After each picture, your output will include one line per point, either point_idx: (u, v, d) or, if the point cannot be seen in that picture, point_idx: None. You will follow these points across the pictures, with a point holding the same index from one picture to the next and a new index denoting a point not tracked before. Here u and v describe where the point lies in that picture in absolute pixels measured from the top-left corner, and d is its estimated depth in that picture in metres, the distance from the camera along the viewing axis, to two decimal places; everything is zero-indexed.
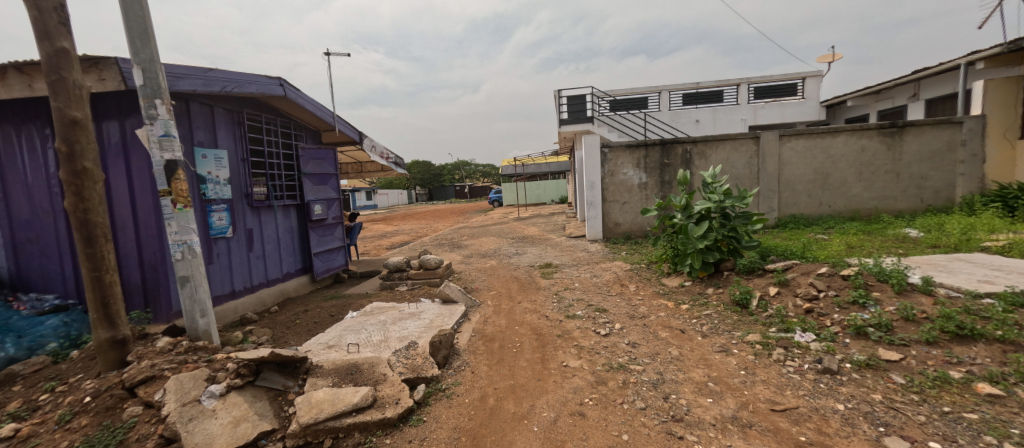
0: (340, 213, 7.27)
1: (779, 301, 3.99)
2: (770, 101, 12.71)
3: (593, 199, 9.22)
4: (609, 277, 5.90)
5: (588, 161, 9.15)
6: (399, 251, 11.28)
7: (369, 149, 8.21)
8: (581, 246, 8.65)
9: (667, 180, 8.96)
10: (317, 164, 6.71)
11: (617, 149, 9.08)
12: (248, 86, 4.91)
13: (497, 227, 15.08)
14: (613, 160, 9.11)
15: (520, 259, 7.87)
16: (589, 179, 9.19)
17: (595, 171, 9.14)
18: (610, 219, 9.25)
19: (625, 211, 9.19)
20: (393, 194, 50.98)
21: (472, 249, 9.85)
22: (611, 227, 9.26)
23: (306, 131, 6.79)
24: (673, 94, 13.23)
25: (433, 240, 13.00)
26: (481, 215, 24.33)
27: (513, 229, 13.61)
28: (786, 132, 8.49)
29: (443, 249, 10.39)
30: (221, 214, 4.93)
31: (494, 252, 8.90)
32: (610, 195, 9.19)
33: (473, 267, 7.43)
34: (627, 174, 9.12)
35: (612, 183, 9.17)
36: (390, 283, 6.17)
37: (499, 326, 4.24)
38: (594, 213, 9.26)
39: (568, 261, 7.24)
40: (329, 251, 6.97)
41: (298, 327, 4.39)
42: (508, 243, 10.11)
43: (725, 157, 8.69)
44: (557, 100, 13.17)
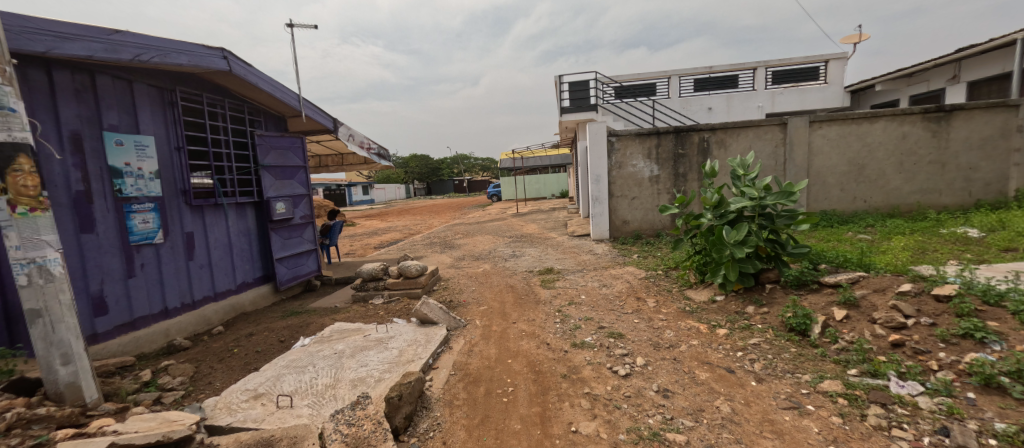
0: (310, 212, 6.32)
1: (850, 328, 3.07)
2: (789, 87, 11.69)
3: (599, 193, 8.27)
4: (621, 288, 4.95)
5: (593, 151, 8.20)
6: (387, 251, 10.34)
7: (346, 139, 7.25)
8: (586, 247, 7.69)
9: (681, 172, 8.01)
10: (280, 154, 5.77)
11: (625, 138, 8.12)
12: (175, 55, 3.94)
13: (494, 223, 14.13)
14: (620, 150, 8.16)
15: (517, 262, 6.93)
16: (593, 171, 8.24)
17: (600, 162, 8.19)
18: (618, 217, 8.31)
19: (634, 207, 8.25)
20: (389, 189, 49.92)
21: (465, 249, 8.91)
22: (618, 225, 8.33)
23: (267, 116, 5.83)
24: (684, 80, 12.24)
25: (424, 239, 12.06)
26: (479, 210, 23.42)
27: (511, 226, 12.66)
28: (817, 118, 7.53)
29: (434, 250, 9.44)
30: (145, 216, 4.00)
31: (489, 254, 7.96)
32: (617, 189, 8.25)
33: (463, 273, 6.50)
34: (637, 166, 8.16)
35: (620, 176, 8.22)
36: (364, 295, 5.24)
37: (487, 359, 3.32)
38: (600, 210, 8.32)
39: (572, 266, 6.30)
40: (297, 255, 6.04)
41: (233, 359, 3.47)
42: (504, 243, 9.18)
43: (748, 146, 7.73)
44: (558, 86, 12.19)
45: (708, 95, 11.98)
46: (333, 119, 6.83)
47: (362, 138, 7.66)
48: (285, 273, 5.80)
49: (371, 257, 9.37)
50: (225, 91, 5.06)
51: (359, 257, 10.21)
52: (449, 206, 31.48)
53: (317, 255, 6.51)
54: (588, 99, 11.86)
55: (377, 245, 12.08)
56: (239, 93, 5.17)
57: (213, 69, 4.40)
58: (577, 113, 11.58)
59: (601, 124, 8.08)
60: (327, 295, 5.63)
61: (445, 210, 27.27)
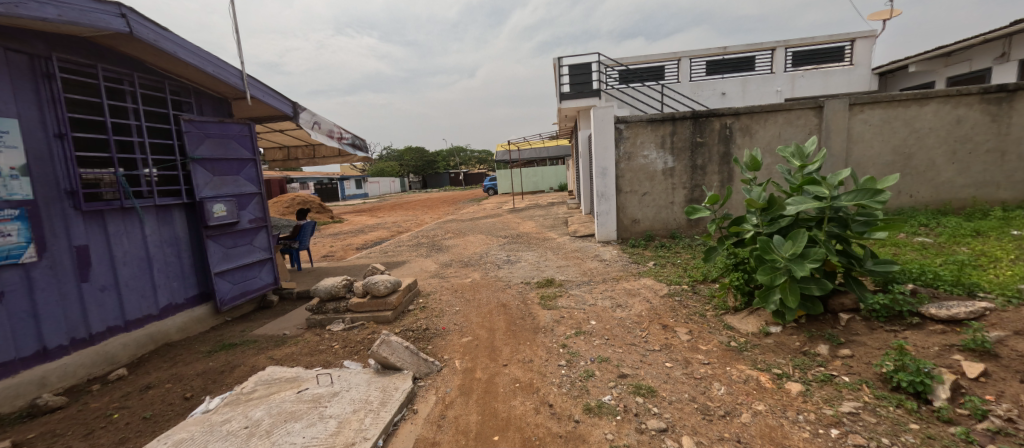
0: (262, 214, 5.27)
1: (998, 394, 2.09)
2: (811, 69, 10.63)
3: (605, 188, 7.25)
4: (640, 311, 3.94)
5: (598, 140, 7.17)
6: (368, 254, 9.28)
7: (309, 127, 6.15)
8: (591, 251, 6.66)
9: (700, 164, 6.99)
10: (218, 143, 4.70)
11: (635, 124, 7.08)
12: (35, 6, 2.88)
13: (489, 220, 13.08)
14: (630, 139, 7.12)
15: (512, 271, 5.90)
16: (599, 163, 7.22)
17: (607, 152, 7.16)
18: (626, 215, 7.29)
19: (645, 204, 7.23)
20: (383, 182, 48.71)
21: (454, 253, 7.87)
22: (627, 225, 7.32)
23: (203, 96, 4.74)
24: (695, 62, 11.17)
25: (412, 239, 11.00)
26: (474, 205, 22.36)
27: (507, 223, 11.61)
28: (858, 100, 6.50)
29: (420, 253, 8.38)
30: (3, 227, 2.96)
31: (480, 260, 6.93)
32: (627, 183, 7.22)
33: (448, 285, 5.48)
34: (649, 157, 7.12)
35: (629, 168, 7.19)
36: (320, 319, 4.20)
37: (463, 435, 2.32)
38: (605, 207, 7.31)
39: (577, 277, 5.28)
40: (244, 267, 4.99)
41: (104, 433, 2.44)
42: (498, 245, 8.16)
43: (777, 133, 6.72)
44: (557, 70, 11.11)
45: (722, 78, 10.92)
46: (291, 102, 5.73)
47: (331, 126, 6.56)
48: (228, 290, 4.75)
49: (348, 262, 8.30)
50: (135, 62, 3.99)
51: (337, 260, 9.14)
52: (444, 200, 30.38)
53: (273, 265, 5.46)
54: (590, 84, 10.79)
55: (360, 245, 11.00)
56: (156, 65, 4.10)
57: (105, 29, 3.34)
58: (578, 99, 10.51)
59: (609, 108, 7.04)
60: (277, 319, 4.59)
61: (440, 205, 26.19)
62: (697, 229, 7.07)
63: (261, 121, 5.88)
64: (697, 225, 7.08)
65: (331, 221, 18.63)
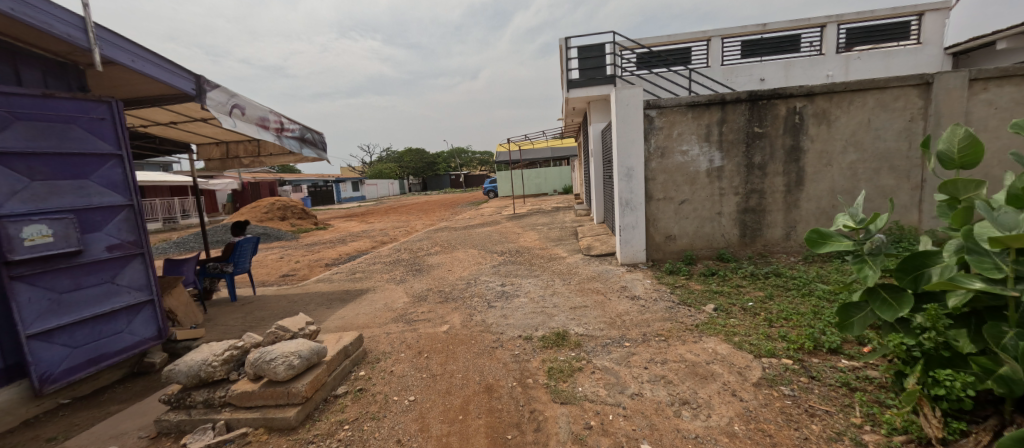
0: (137, 236, 3.60)
1: None
2: (868, 49, 8.89)
3: (631, 195, 5.48)
4: (729, 423, 2.17)
5: (623, 132, 5.40)
6: (332, 274, 7.52)
7: (226, 112, 4.40)
8: (614, 281, 4.90)
9: (759, 162, 5.25)
10: (44, 129, 3.04)
11: (671, 111, 5.33)
12: None
13: (485, 229, 11.32)
14: (664, 130, 5.38)
15: (506, 315, 4.15)
16: (623, 162, 5.45)
17: (635, 147, 5.40)
18: (659, 229, 5.54)
19: (682, 215, 5.49)
20: (381, 184, 47.15)
21: (434, 278, 6.11)
22: (660, 243, 5.57)
23: (19, 55, 3.07)
24: (727, 43, 9.46)
25: (392, 253, 9.25)
26: (472, 209, 20.65)
27: (506, 234, 9.86)
28: (983, 73, 4.72)
29: (392, 276, 6.63)
30: None
31: (465, 291, 5.17)
32: (659, 188, 5.48)
33: (411, 341, 3.73)
34: (689, 153, 5.37)
35: (663, 168, 5.44)
36: (176, 423, 2.48)
37: None
38: (632, 218, 5.53)
39: (602, 331, 3.52)
40: (101, 319, 3.31)
41: None
42: (492, 266, 6.40)
43: (864, 120, 5.03)
44: (565, 52, 9.41)
45: (760, 62, 9.18)
46: (194, 75, 4.07)
47: (261, 112, 4.87)
48: (62, 358, 3.07)
49: (302, 287, 6.56)
50: None
51: (293, 283, 7.39)
52: (442, 203, 28.61)
53: (156, 311, 3.76)
54: (603, 69, 9.18)
55: (331, 261, 9.26)
56: None
57: None
58: (589, 87, 9.09)
59: (638, 90, 5.28)
60: (126, 411, 2.88)
61: (436, 209, 24.47)
62: (753, 249, 5.37)
63: (155, 102, 4.23)
64: (752, 243, 5.38)
65: (315, 228, 16.95)
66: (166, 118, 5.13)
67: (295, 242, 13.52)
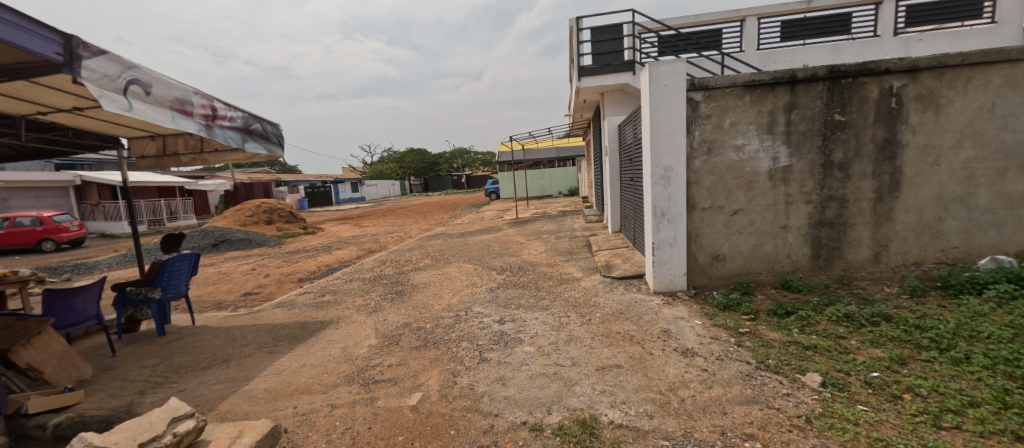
0: None
1: None
2: (931, 29, 7.61)
3: (668, 203, 4.21)
4: None
5: (659, 121, 4.12)
6: (297, 294, 6.27)
7: (120, 90, 3.19)
8: (650, 321, 3.62)
9: (840, 161, 3.99)
10: None
11: (722, 94, 4.06)
12: None
13: (484, 237, 10.03)
14: (712, 119, 4.11)
15: (504, 379, 2.87)
16: (660, 160, 4.17)
17: (675, 141, 4.12)
18: (704, 248, 4.27)
19: (735, 230, 4.21)
20: (381, 185, 46.02)
21: (415, 307, 4.85)
22: (704, 265, 4.30)
23: None
24: (763, 24, 8.19)
25: (376, 266, 8.01)
26: (473, 212, 19.40)
27: (508, 243, 8.60)
28: None
29: (366, 300, 5.36)
30: None
31: (451, 331, 3.91)
32: (705, 195, 4.20)
33: (360, 428, 2.47)
34: (746, 149, 4.10)
35: (710, 168, 4.17)
36: None
37: None
38: (669, 234, 4.25)
39: (654, 420, 2.25)
40: None
41: None
42: (489, 291, 5.11)
43: (986, 105, 3.75)
44: (576, 34, 8.18)
45: (804, 45, 7.91)
46: (61, 34, 2.85)
47: (177, 92, 3.66)
48: None
49: (253, 314, 5.31)
50: None
51: (250, 306, 6.14)
52: (441, 205, 27.33)
53: None
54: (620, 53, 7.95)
55: (304, 275, 8.01)
56: None
57: None
58: (604, 75, 7.94)
59: (680, 66, 4.00)
60: None
61: (435, 211, 23.21)
62: (829, 275, 4.10)
63: (19, 74, 3.02)
64: (827, 267, 4.11)
65: (302, 232, 15.75)
66: (63, 101, 3.92)
67: (276, 249, 12.29)
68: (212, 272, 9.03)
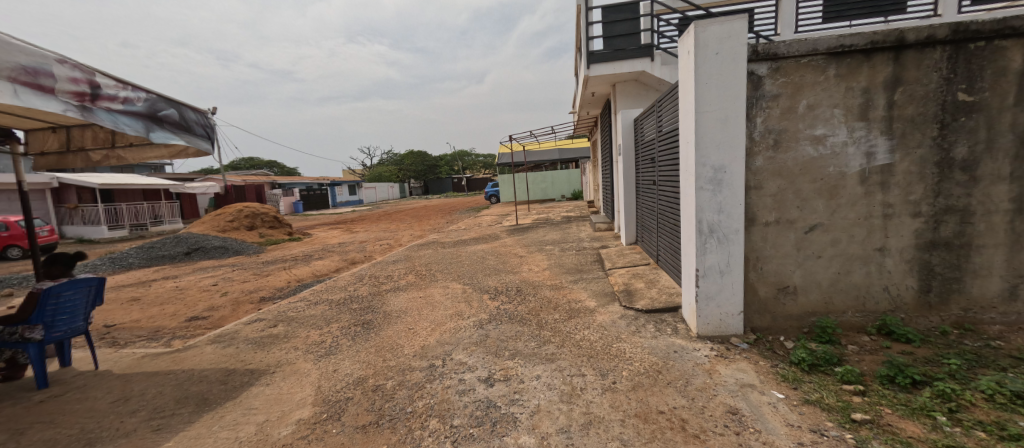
0: None
1: None
2: (1002, 7, 6.48)
3: (719, 216, 3.06)
4: None
5: (708, 103, 2.98)
6: (246, 323, 5.12)
7: None
8: (705, 390, 2.47)
9: (963, 159, 2.86)
10: None
11: (796, 66, 2.94)
12: None
13: (479, 247, 8.86)
14: (782, 100, 2.98)
15: None
16: (709, 156, 3.01)
17: (731, 130, 2.97)
18: (767, 277, 3.14)
19: (811, 253, 3.09)
20: (379, 188, 44.95)
21: (379, 348, 3.70)
22: (767, 300, 3.16)
23: None
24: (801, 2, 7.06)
25: (350, 283, 6.87)
26: (470, 217, 18.25)
27: (505, 256, 7.45)
28: None
29: (321, 334, 4.21)
30: None
31: (418, 398, 2.76)
32: (769, 205, 3.07)
33: None
34: (829, 141, 2.97)
35: (777, 169, 3.04)
36: None
37: None
38: (720, 258, 3.09)
39: None
40: None
41: None
42: (478, 326, 3.95)
43: None
44: (584, 14, 7.06)
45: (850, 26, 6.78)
46: None
47: (23, 59, 2.55)
48: None
49: (178, 353, 4.16)
50: None
51: (186, 338, 5.00)
52: (438, 209, 26.21)
53: None
54: (636, 36, 6.84)
55: (267, 293, 6.86)
56: None
57: None
58: (616, 61, 6.82)
59: (740, 26, 2.87)
60: None
61: (432, 216, 22.04)
62: (942, 317, 2.98)
63: None
64: (939, 306, 2.99)
65: (286, 239, 14.61)
66: None
67: (251, 259, 11.15)
68: (168, 287, 7.88)
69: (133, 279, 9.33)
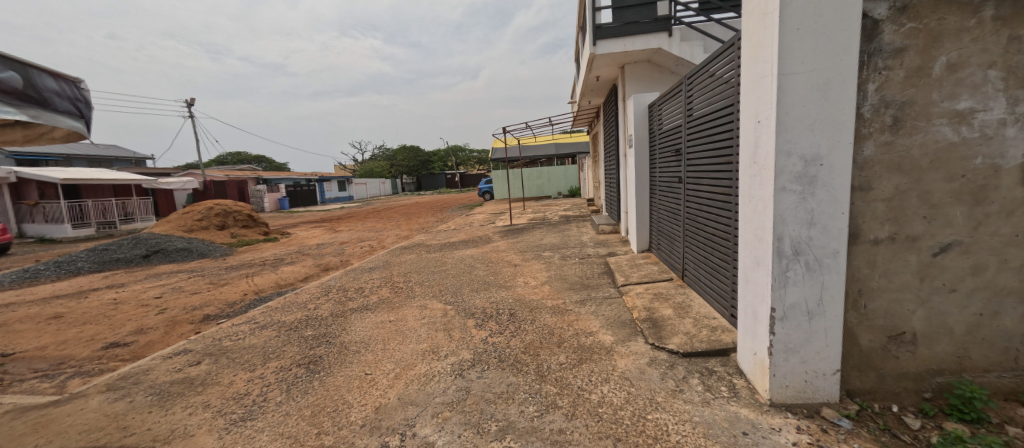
0: None
1: None
2: None
3: (811, 230, 2.05)
4: None
5: (801, 59, 1.95)
6: (167, 356, 4.03)
7: None
8: None
9: None
10: None
11: (933, 5, 1.94)
12: None
13: (468, 253, 7.79)
14: (907, 58, 1.99)
15: None
16: (797, 142, 1.99)
17: (832, 103, 1.96)
18: (872, 317, 2.16)
19: (940, 284, 2.10)
20: (370, 184, 43.66)
21: (315, 409, 2.66)
22: (870, 351, 2.18)
23: None
24: None
25: (312, 297, 5.79)
26: (461, 215, 17.19)
27: (497, 264, 6.41)
28: None
29: (248, 382, 3.15)
30: None
31: None
32: (882, 214, 2.08)
33: None
34: (978, 119, 1.98)
35: (896, 159, 2.05)
36: None
37: None
38: (808, 294, 2.09)
39: None
40: None
41: None
42: (457, 375, 2.90)
43: None
44: None
45: None
46: None
47: None
48: None
49: (51, 409, 3.07)
50: None
51: (88, 378, 3.91)
52: (429, 206, 25.09)
53: None
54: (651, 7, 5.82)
55: (213, 310, 5.75)
56: None
57: None
58: (628, 37, 5.81)
59: None
60: None
61: (422, 213, 20.94)
62: None
63: None
64: None
65: (261, 239, 13.46)
66: None
67: (215, 263, 10.00)
68: (102, 301, 6.74)
69: (72, 288, 8.15)
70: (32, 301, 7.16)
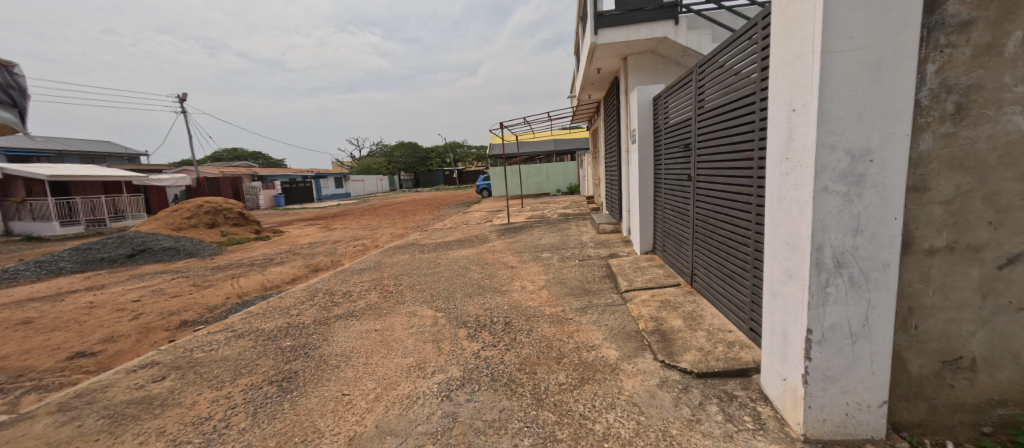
0: None
1: None
2: None
3: (857, 239, 1.73)
4: None
5: (849, 34, 1.63)
6: (132, 369, 3.72)
7: None
8: None
9: None
10: None
11: None
12: None
13: (463, 253, 7.47)
14: (974, 33, 1.66)
15: None
16: (842, 133, 1.67)
17: (885, 87, 1.64)
18: (924, 339, 1.85)
19: (1005, 301, 1.79)
20: (367, 181, 43.26)
21: (281, 439, 2.35)
22: (921, 377, 1.87)
23: None
24: None
25: (297, 301, 5.47)
26: (458, 212, 16.86)
27: (493, 266, 6.09)
28: None
29: (212, 403, 2.83)
30: None
31: None
32: (939, 220, 1.76)
33: None
34: None
35: (958, 154, 1.73)
36: None
37: None
38: (851, 314, 1.77)
39: None
40: None
41: None
42: (443, 397, 2.59)
43: None
44: None
45: None
46: None
47: None
48: None
49: None
50: None
51: (45, 393, 3.59)
52: (426, 203, 24.75)
53: None
54: None
55: (191, 315, 5.43)
56: None
57: None
58: (631, 25, 5.46)
59: None
60: None
61: (418, 211, 20.59)
62: None
63: None
64: None
65: (252, 238, 13.11)
66: None
67: (202, 263, 9.66)
68: (78, 304, 6.41)
69: (50, 290, 7.82)
70: (5, 304, 6.83)
